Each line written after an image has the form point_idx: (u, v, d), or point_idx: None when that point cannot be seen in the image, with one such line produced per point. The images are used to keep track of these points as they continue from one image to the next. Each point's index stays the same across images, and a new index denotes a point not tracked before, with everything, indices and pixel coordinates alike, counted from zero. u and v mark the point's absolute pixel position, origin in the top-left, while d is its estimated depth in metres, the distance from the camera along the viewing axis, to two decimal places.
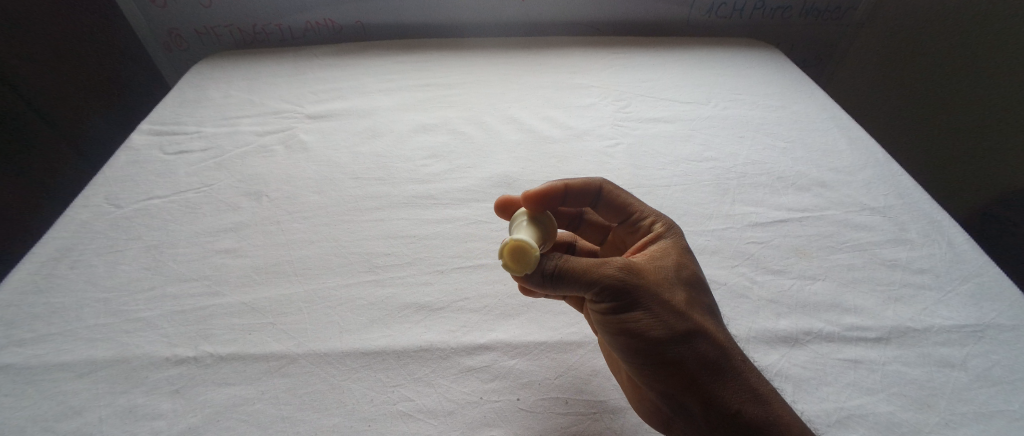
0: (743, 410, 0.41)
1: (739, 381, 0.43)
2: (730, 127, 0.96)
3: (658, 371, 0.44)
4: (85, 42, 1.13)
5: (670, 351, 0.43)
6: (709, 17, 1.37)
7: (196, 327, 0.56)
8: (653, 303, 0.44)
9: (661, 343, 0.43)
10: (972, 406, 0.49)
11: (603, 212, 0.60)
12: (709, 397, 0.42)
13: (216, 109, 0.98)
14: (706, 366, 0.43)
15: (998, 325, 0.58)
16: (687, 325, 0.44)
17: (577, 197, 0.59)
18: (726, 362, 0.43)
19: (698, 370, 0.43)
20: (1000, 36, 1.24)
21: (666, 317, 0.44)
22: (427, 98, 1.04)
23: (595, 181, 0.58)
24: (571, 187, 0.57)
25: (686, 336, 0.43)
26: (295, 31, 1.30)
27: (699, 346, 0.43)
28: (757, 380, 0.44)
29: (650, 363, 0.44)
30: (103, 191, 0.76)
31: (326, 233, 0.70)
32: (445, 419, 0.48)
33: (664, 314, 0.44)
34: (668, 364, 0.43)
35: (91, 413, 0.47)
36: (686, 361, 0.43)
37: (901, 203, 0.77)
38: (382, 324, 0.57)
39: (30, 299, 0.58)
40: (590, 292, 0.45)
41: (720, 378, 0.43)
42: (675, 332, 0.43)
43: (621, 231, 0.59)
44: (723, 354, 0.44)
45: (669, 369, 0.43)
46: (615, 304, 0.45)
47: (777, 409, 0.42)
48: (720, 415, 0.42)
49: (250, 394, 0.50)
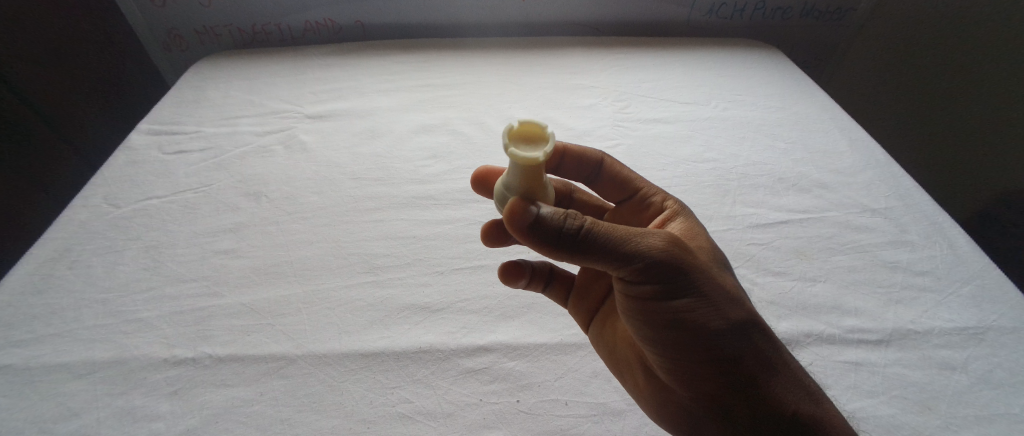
0: (801, 408, 0.39)
1: (793, 376, 0.40)
2: (731, 129, 0.96)
3: (709, 367, 0.39)
4: (84, 42, 1.13)
5: (726, 344, 0.39)
6: (709, 18, 1.37)
7: (195, 328, 0.56)
8: (710, 288, 0.39)
9: (718, 334, 0.39)
10: (973, 409, 0.49)
11: (600, 186, 0.62)
12: (767, 396, 0.39)
13: (216, 109, 0.98)
14: (761, 360, 0.39)
15: (999, 327, 0.57)
16: (742, 313, 0.40)
17: (576, 165, 0.63)
18: (779, 355, 0.40)
19: (755, 366, 0.39)
20: (1000, 36, 1.24)
21: (722, 305, 0.39)
22: (427, 98, 1.04)
23: (596, 152, 0.62)
24: (570, 152, 0.62)
25: (742, 326, 0.39)
26: (295, 31, 1.30)
27: (753, 338, 0.40)
28: (805, 374, 0.41)
29: (700, 358, 0.40)
30: (102, 191, 0.76)
31: (326, 234, 0.70)
32: (445, 421, 0.48)
33: (719, 301, 0.39)
34: (723, 358, 0.39)
35: (89, 414, 0.47)
36: (742, 355, 0.39)
37: (902, 205, 0.77)
38: (381, 325, 0.57)
39: (28, 300, 0.58)
40: (636, 269, 0.38)
41: (776, 374, 0.39)
42: (731, 322, 0.39)
43: (622, 211, 0.60)
44: (777, 349, 0.40)
45: (724, 365, 0.39)
46: (670, 288, 0.38)
47: (827, 406, 0.40)
48: (777, 416, 0.38)
49: (248, 396, 0.49)
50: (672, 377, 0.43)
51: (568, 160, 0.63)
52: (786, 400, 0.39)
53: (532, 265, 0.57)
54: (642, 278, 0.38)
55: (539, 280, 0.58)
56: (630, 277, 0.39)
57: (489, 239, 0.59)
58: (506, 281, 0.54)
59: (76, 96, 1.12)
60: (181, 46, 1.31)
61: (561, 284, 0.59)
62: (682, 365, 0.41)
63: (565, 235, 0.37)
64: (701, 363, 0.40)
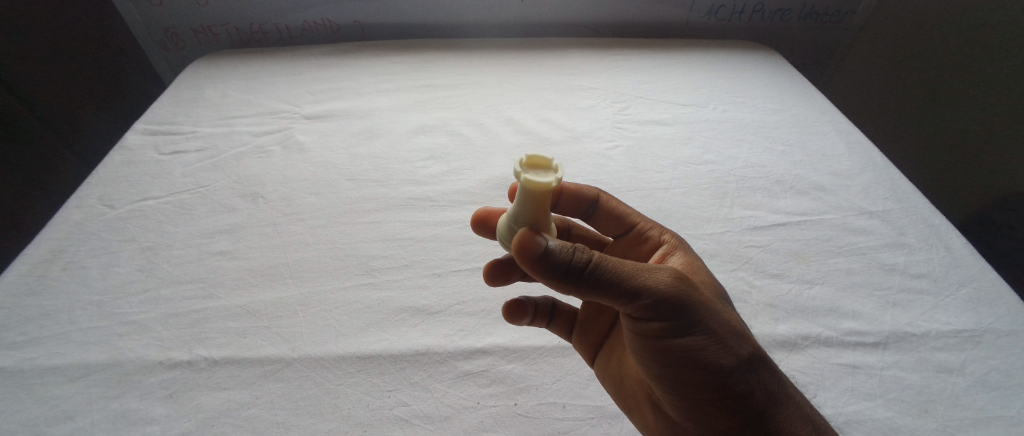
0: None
1: (803, 412, 0.39)
2: (729, 130, 0.96)
3: (718, 405, 0.39)
4: (80, 41, 1.13)
5: (735, 382, 0.38)
6: (708, 19, 1.37)
7: (190, 330, 0.55)
8: (717, 324, 0.39)
9: (727, 373, 0.38)
10: (971, 412, 0.49)
11: (599, 223, 0.62)
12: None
13: (213, 108, 0.98)
14: (770, 398, 0.39)
15: (996, 330, 0.58)
16: (750, 350, 0.39)
17: (571, 202, 0.62)
18: (786, 391, 0.40)
19: (764, 403, 0.38)
20: (997, 39, 1.25)
21: (731, 342, 0.39)
22: (425, 99, 1.03)
23: (591, 189, 0.61)
24: (564, 190, 0.61)
25: (751, 364, 0.39)
26: (293, 30, 1.30)
27: (762, 375, 0.39)
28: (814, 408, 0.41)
29: (710, 396, 0.39)
30: (97, 192, 0.75)
31: (323, 236, 0.70)
32: (442, 424, 0.48)
33: (728, 338, 0.39)
34: (733, 397, 0.38)
35: (83, 417, 0.47)
36: (751, 391, 0.38)
37: (900, 208, 0.77)
38: (379, 327, 0.57)
39: (21, 302, 0.57)
40: (644, 306, 0.37)
41: (786, 411, 0.39)
42: (740, 359, 0.39)
43: (621, 246, 0.60)
44: (783, 384, 0.40)
45: (733, 402, 0.38)
46: (679, 325, 0.38)
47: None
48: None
49: (244, 399, 0.49)
50: (681, 413, 0.42)
51: (566, 197, 0.62)
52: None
53: (535, 302, 0.55)
54: (650, 314, 0.37)
55: (543, 316, 0.55)
56: (638, 313, 0.38)
57: (492, 279, 0.57)
58: (508, 319, 0.53)
59: (72, 95, 1.11)
60: (178, 44, 1.33)
61: (565, 320, 0.56)
62: (692, 402, 0.40)
63: (571, 269, 0.37)
64: (711, 401, 0.39)
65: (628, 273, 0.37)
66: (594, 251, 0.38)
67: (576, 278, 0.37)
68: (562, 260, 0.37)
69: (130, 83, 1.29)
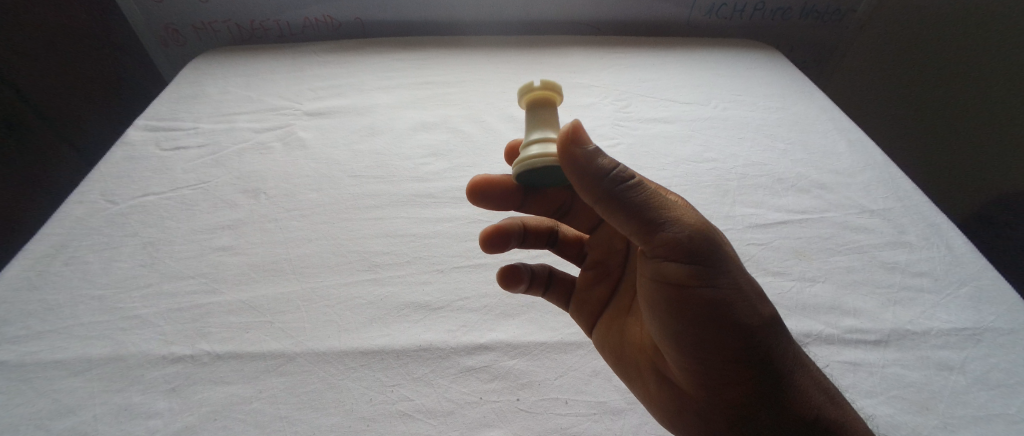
0: (820, 413, 0.40)
1: (811, 380, 0.42)
2: (731, 129, 0.96)
3: (733, 368, 0.39)
4: (81, 41, 1.14)
5: (754, 343, 0.39)
6: (710, 18, 1.37)
7: (193, 324, 0.55)
8: (740, 280, 0.40)
9: (746, 332, 0.39)
10: (970, 409, 0.50)
11: None
12: (790, 399, 0.40)
13: (214, 105, 0.98)
14: (781, 362, 0.40)
15: (997, 329, 0.58)
16: (770, 312, 0.40)
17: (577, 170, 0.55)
18: (798, 358, 0.42)
19: (775, 367, 0.40)
20: (999, 43, 1.26)
21: (754, 303, 0.40)
22: (425, 96, 1.03)
23: None
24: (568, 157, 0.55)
25: (768, 326, 0.40)
26: (293, 27, 1.29)
27: (778, 340, 0.41)
28: (819, 378, 0.43)
29: (726, 358, 0.39)
30: (99, 187, 0.75)
31: (324, 232, 0.69)
32: (445, 419, 0.48)
33: (750, 298, 0.40)
34: (749, 357, 0.39)
35: (86, 411, 0.47)
36: (767, 353, 0.40)
37: (900, 206, 0.77)
38: (381, 323, 0.57)
39: (23, 296, 0.57)
40: (674, 241, 0.38)
41: (793, 376, 0.41)
42: (760, 320, 0.40)
43: None
44: (795, 353, 0.42)
45: (748, 364, 0.39)
46: (706, 272, 0.38)
47: (843, 411, 0.42)
48: (794, 421, 0.40)
49: (248, 393, 0.49)
50: (690, 379, 0.42)
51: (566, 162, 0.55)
52: (803, 406, 0.40)
53: (531, 269, 0.57)
54: (678, 253, 0.38)
55: (539, 284, 0.58)
56: (664, 252, 0.39)
57: (490, 247, 0.57)
58: (505, 286, 0.55)
59: (69, 91, 1.10)
60: (178, 41, 1.30)
61: (560, 288, 0.59)
62: (704, 367, 0.40)
63: (609, 182, 0.38)
64: (723, 365, 0.39)
65: (661, 204, 0.38)
66: (630, 174, 0.39)
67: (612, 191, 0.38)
68: (602, 173, 0.38)
69: (130, 79, 1.29)
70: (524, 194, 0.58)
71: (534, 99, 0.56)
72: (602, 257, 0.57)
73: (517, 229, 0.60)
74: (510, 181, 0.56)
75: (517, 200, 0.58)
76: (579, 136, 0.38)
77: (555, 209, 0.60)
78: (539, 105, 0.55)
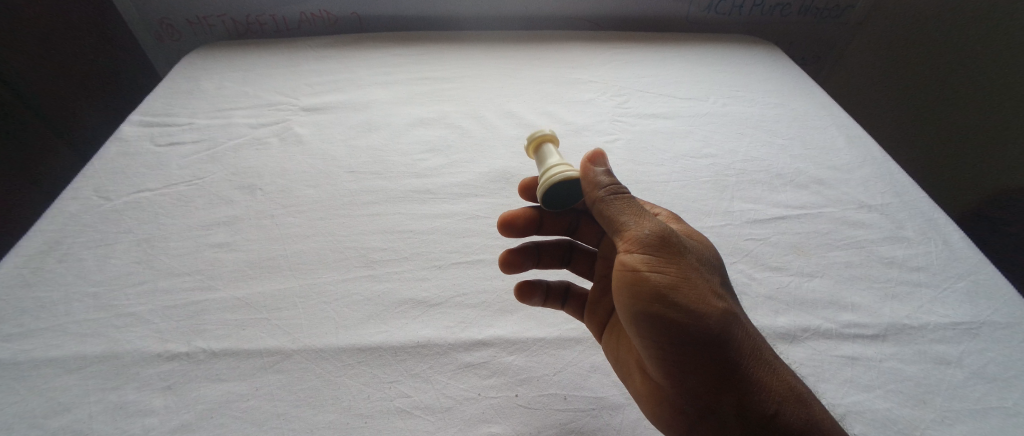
0: (785, 411, 0.40)
1: (778, 379, 0.41)
2: (730, 124, 0.96)
3: (693, 357, 0.41)
4: (72, 32, 1.12)
5: (711, 337, 0.40)
6: (708, 14, 1.37)
7: (188, 322, 0.55)
8: (692, 274, 0.42)
9: (700, 323, 0.40)
10: (966, 403, 0.50)
11: None
12: (750, 394, 0.40)
13: (211, 100, 0.97)
14: (741, 356, 0.41)
15: (994, 323, 0.58)
16: (724, 306, 0.42)
17: None
18: (764, 358, 0.42)
19: (732, 358, 0.41)
20: (1000, 39, 1.24)
21: (710, 299, 0.42)
22: (423, 92, 1.02)
23: None
24: None
25: (725, 320, 0.41)
26: (290, 22, 1.28)
27: (737, 337, 0.41)
28: (791, 377, 0.42)
29: (684, 347, 0.41)
30: (93, 183, 0.74)
31: (321, 228, 0.69)
32: (443, 415, 0.48)
33: (704, 292, 0.42)
34: (705, 346, 0.40)
35: (81, 410, 0.46)
36: (724, 347, 0.41)
37: (898, 202, 0.77)
38: (380, 319, 0.56)
39: (16, 293, 0.57)
40: (635, 235, 0.43)
41: (755, 373, 0.41)
42: (717, 316, 0.41)
43: None
44: (759, 351, 0.42)
45: (706, 356, 0.41)
46: (660, 265, 0.42)
47: (815, 411, 0.40)
48: (754, 413, 0.40)
49: (245, 391, 0.49)
50: (661, 372, 0.43)
51: None
52: (765, 400, 0.40)
53: (546, 284, 0.58)
54: (639, 247, 0.42)
55: (556, 297, 0.58)
56: (629, 248, 0.43)
57: (506, 268, 0.58)
58: (518, 298, 0.56)
59: (63, 87, 1.10)
60: (173, 36, 1.29)
61: (578, 301, 0.58)
62: (669, 360, 0.42)
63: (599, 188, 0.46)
64: (685, 356, 0.41)
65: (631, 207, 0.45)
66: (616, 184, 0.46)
67: (598, 196, 0.46)
68: (597, 182, 0.47)
69: (124, 75, 1.28)
70: (541, 218, 0.59)
71: (539, 143, 0.58)
72: (607, 271, 0.60)
73: (530, 250, 0.61)
74: (528, 211, 0.58)
75: (536, 224, 0.60)
76: (597, 157, 0.48)
77: (566, 227, 0.62)
78: (546, 147, 0.57)
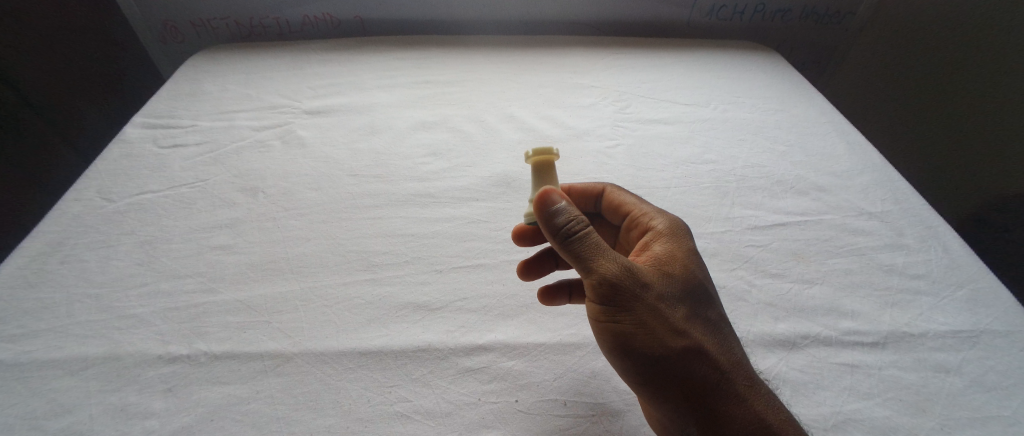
0: None
1: (745, 413, 0.42)
2: (730, 130, 0.96)
3: (657, 392, 0.43)
4: (77, 34, 1.12)
5: (669, 375, 0.42)
6: (709, 19, 1.37)
7: (191, 323, 0.55)
8: (650, 318, 0.43)
9: (657, 364, 0.42)
10: (966, 411, 0.50)
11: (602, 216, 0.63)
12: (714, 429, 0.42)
13: (214, 102, 0.97)
14: (706, 392, 0.42)
15: (993, 331, 0.58)
16: (683, 346, 0.43)
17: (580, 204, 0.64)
18: (732, 392, 0.43)
19: (695, 394, 0.42)
20: (1000, 43, 1.25)
21: (668, 339, 0.43)
22: (425, 95, 1.03)
23: (596, 187, 0.63)
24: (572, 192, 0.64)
25: (685, 360, 0.43)
26: (293, 25, 1.29)
27: (699, 373, 0.42)
28: (765, 408, 0.42)
29: (647, 383, 0.43)
30: (96, 184, 0.75)
31: (322, 231, 0.69)
32: (443, 420, 0.48)
33: (661, 335, 0.43)
34: (664, 384, 0.43)
35: (82, 411, 0.47)
36: (685, 385, 0.42)
37: (899, 209, 0.77)
38: (380, 323, 0.57)
39: (19, 293, 0.57)
40: (589, 285, 0.44)
41: (720, 407, 0.42)
42: (675, 357, 0.42)
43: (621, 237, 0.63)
44: (727, 384, 0.43)
45: (668, 393, 0.43)
46: (615, 313, 0.44)
47: None
48: None
49: (245, 394, 0.49)
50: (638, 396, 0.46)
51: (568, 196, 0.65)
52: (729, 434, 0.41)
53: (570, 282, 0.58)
54: (594, 296, 0.44)
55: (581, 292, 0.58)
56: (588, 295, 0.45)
57: (526, 275, 0.60)
58: (544, 301, 0.58)
59: (67, 89, 1.10)
60: (177, 37, 1.29)
61: None
62: (639, 390, 0.45)
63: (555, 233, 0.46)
64: (650, 390, 0.44)
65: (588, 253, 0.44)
66: (574, 226, 0.45)
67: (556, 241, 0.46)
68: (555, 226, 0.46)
69: (127, 76, 1.28)
70: None
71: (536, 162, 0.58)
72: None
73: (548, 255, 0.63)
74: None
75: None
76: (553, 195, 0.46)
77: None
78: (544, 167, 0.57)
